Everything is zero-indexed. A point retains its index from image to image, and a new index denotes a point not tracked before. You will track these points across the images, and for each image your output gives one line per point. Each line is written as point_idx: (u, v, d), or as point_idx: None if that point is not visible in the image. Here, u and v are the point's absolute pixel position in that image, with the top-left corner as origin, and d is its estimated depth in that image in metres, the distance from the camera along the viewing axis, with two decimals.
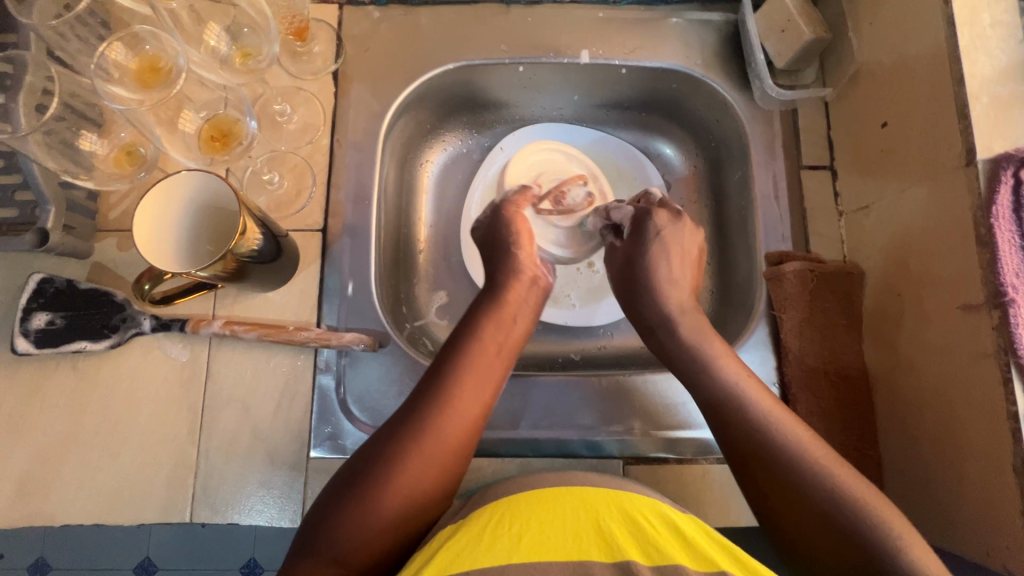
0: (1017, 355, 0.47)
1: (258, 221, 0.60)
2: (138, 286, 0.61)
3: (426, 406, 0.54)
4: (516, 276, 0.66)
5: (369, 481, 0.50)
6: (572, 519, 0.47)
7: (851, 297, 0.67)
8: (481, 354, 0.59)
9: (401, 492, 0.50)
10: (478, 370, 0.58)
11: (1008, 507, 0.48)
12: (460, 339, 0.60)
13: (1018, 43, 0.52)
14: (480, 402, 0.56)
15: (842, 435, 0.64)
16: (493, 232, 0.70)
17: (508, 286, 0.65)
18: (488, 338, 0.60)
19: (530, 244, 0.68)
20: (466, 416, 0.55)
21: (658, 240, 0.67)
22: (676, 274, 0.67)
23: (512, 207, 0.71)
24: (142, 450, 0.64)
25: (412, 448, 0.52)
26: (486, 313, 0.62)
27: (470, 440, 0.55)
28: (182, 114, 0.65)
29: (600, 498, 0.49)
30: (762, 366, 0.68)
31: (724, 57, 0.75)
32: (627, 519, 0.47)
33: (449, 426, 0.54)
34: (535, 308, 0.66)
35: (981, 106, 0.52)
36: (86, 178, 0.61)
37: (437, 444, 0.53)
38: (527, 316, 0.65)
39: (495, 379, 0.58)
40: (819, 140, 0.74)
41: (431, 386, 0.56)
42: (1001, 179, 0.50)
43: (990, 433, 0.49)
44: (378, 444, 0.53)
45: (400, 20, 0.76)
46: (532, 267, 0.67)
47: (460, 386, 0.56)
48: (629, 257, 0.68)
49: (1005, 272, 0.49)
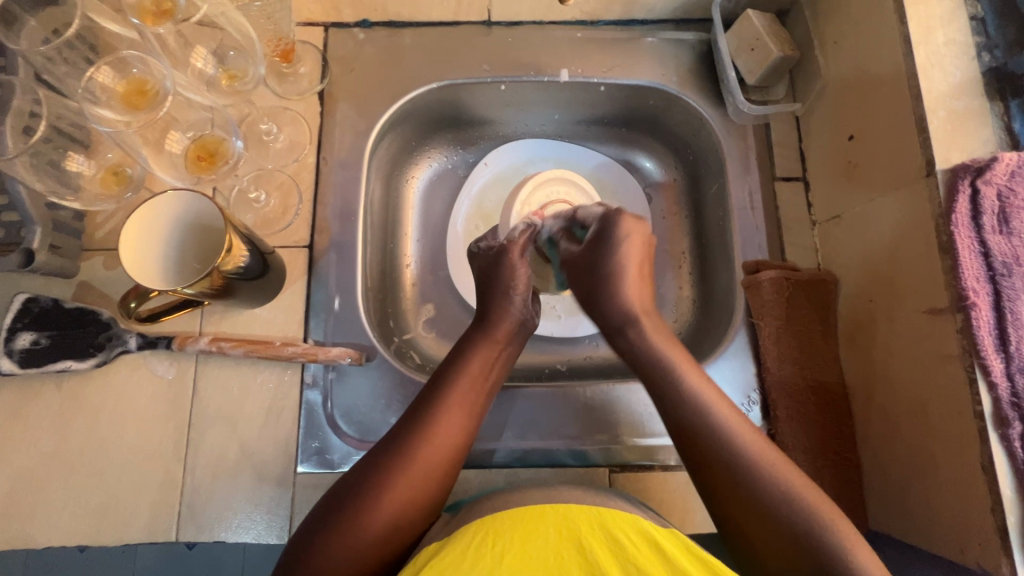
0: (981, 356, 0.49)
1: (245, 238, 0.60)
2: (124, 304, 0.61)
3: (410, 432, 0.55)
4: (506, 314, 0.66)
5: (356, 503, 0.51)
6: (552, 535, 0.47)
7: (826, 303, 0.69)
8: (467, 385, 0.59)
9: (387, 516, 0.51)
10: (464, 405, 0.58)
11: (979, 505, 0.49)
12: (447, 368, 0.61)
13: (971, 61, 0.55)
14: (463, 434, 0.57)
15: (821, 440, 0.65)
16: (488, 266, 0.69)
17: (495, 324, 0.65)
18: (474, 370, 0.61)
19: (526, 286, 0.68)
20: (451, 446, 0.56)
21: (623, 242, 0.64)
22: (635, 274, 0.65)
23: (517, 253, 0.68)
24: (128, 469, 0.63)
25: (398, 474, 0.53)
26: (473, 347, 0.63)
27: (453, 471, 0.56)
28: (169, 135, 0.65)
29: (582, 515, 0.49)
30: (742, 373, 0.70)
31: (699, 74, 0.78)
32: (608, 534, 0.48)
33: (433, 454, 0.54)
34: (519, 347, 0.67)
35: (938, 120, 0.55)
36: (72, 199, 0.60)
37: (420, 470, 0.53)
38: (510, 354, 0.65)
39: (479, 411, 0.59)
40: (791, 153, 0.77)
41: (421, 412, 0.57)
42: (960, 188, 0.52)
43: (960, 437, 0.51)
44: (367, 470, 0.54)
45: (384, 41, 0.78)
46: (520, 308, 0.67)
47: (446, 416, 0.57)
48: (588, 260, 0.65)
49: (966, 277, 0.51)
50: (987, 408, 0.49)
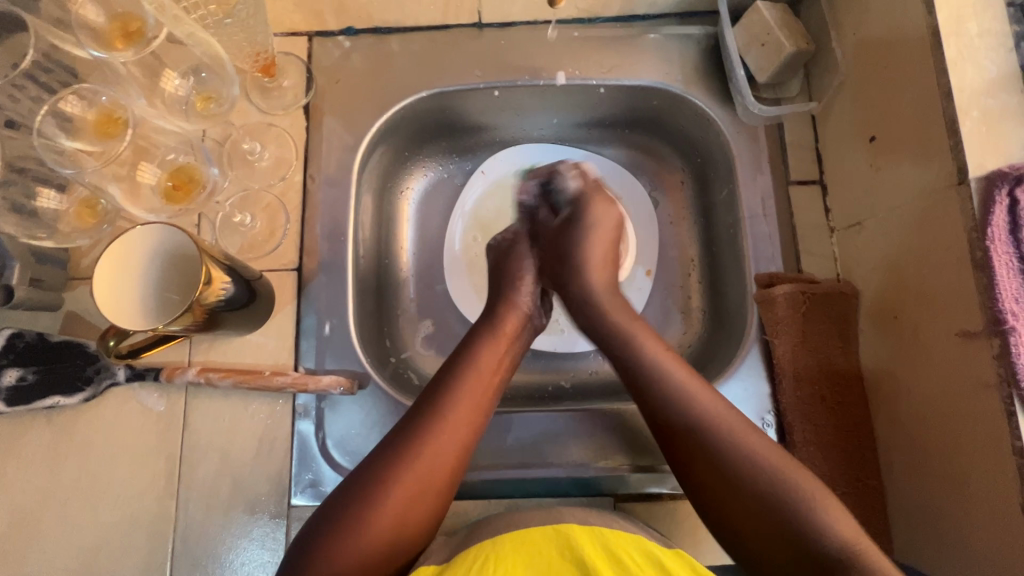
0: (1020, 386, 0.45)
1: (225, 268, 0.58)
2: (103, 342, 0.57)
3: (420, 423, 0.53)
4: (514, 304, 0.64)
5: (360, 502, 0.49)
6: (551, 558, 0.44)
7: (846, 318, 0.64)
8: (478, 374, 0.57)
9: (386, 528, 0.49)
10: (477, 395, 0.56)
11: (1017, 547, 0.45)
12: (458, 358, 0.59)
13: (1008, 52, 0.50)
14: (474, 427, 0.55)
15: (842, 465, 0.61)
16: (503, 260, 0.68)
17: (503, 311, 0.63)
18: (485, 361, 0.58)
19: (536, 280, 0.66)
20: (461, 440, 0.54)
21: (585, 229, 0.65)
22: (602, 258, 0.65)
23: (532, 245, 0.68)
24: (119, 505, 0.62)
25: (407, 467, 0.51)
26: (484, 336, 0.61)
27: (461, 467, 0.54)
28: (138, 167, 0.61)
29: (584, 538, 0.46)
30: (755, 394, 0.66)
31: (705, 72, 0.73)
32: (610, 555, 0.45)
33: (442, 449, 0.52)
34: (528, 339, 0.64)
35: (972, 121, 0.49)
36: (46, 237, 0.58)
37: (430, 463, 0.52)
38: (520, 345, 0.63)
39: (489, 402, 0.57)
40: (807, 154, 0.71)
41: (431, 402, 0.55)
42: (996, 199, 0.47)
43: (996, 468, 0.47)
44: (374, 465, 0.51)
45: (371, 49, 0.74)
46: (532, 300, 0.65)
47: (456, 407, 0.54)
48: (558, 236, 0.66)
49: (1004, 298, 0.46)
50: None
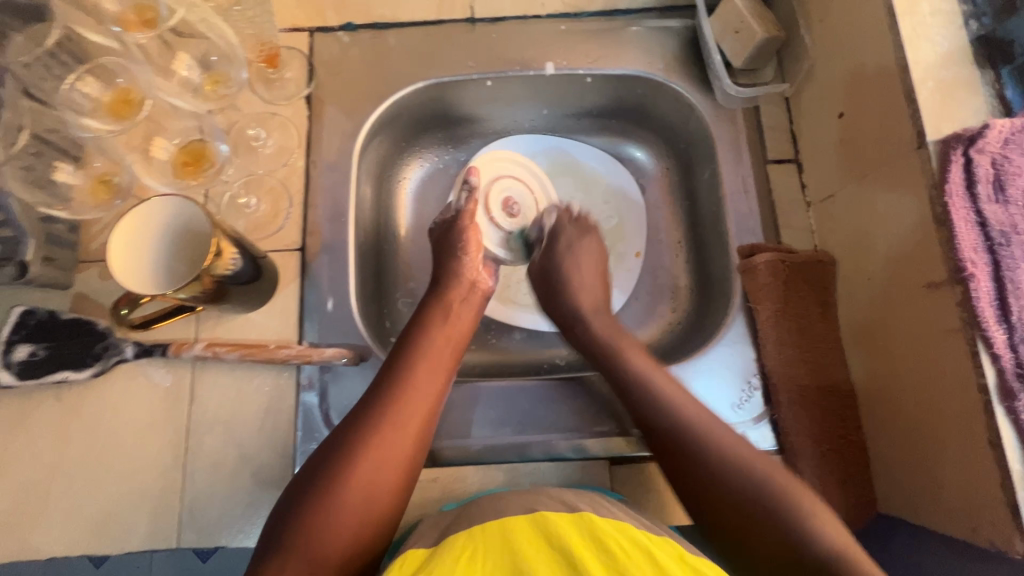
0: (981, 328, 0.48)
1: (234, 242, 0.61)
2: (117, 312, 0.62)
3: (380, 394, 0.56)
4: (459, 278, 0.68)
5: (334, 469, 0.51)
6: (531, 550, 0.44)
7: (824, 284, 0.68)
8: (433, 349, 0.61)
9: (362, 488, 0.51)
10: (431, 364, 0.60)
11: (988, 482, 0.48)
12: (411, 335, 0.62)
13: (957, 29, 0.55)
14: (434, 393, 0.58)
15: (826, 424, 0.64)
16: (445, 235, 0.71)
17: (449, 289, 0.67)
18: (437, 335, 0.62)
19: (476, 250, 0.70)
20: (423, 406, 0.57)
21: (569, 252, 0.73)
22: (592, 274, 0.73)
23: (469, 219, 0.70)
24: (126, 475, 0.64)
25: (372, 433, 0.53)
26: (432, 313, 0.65)
27: (427, 431, 0.57)
28: (153, 142, 0.66)
29: (565, 525, 0.46)
30: (742, 358, 0.69)
31: (685, 60, 0.78)
32: (591, 537, 0.45)
33: (406, 415, 0.55)
34: (475, 311, 0.68)
35: (927, 90, 0.54)
36: (61, 209, 0.60)
37: (395, 430, 0.54)
38: (468, 317, 0.67)
39: (446, 371, 0.61)
40: (782, 135, 0.76)
41: (389, 375, 0.58)
42: (952, 158, 0.51)
43: (963, 409, 0.50)
44: (344, 436, 0.54)
45: (369, 43, 0.78)
46: (474, 271, 0.69)
47: (413, 376, 0.58)
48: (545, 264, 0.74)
49: (964, 248, 0.50)
50: (992, 382, 0.48)
